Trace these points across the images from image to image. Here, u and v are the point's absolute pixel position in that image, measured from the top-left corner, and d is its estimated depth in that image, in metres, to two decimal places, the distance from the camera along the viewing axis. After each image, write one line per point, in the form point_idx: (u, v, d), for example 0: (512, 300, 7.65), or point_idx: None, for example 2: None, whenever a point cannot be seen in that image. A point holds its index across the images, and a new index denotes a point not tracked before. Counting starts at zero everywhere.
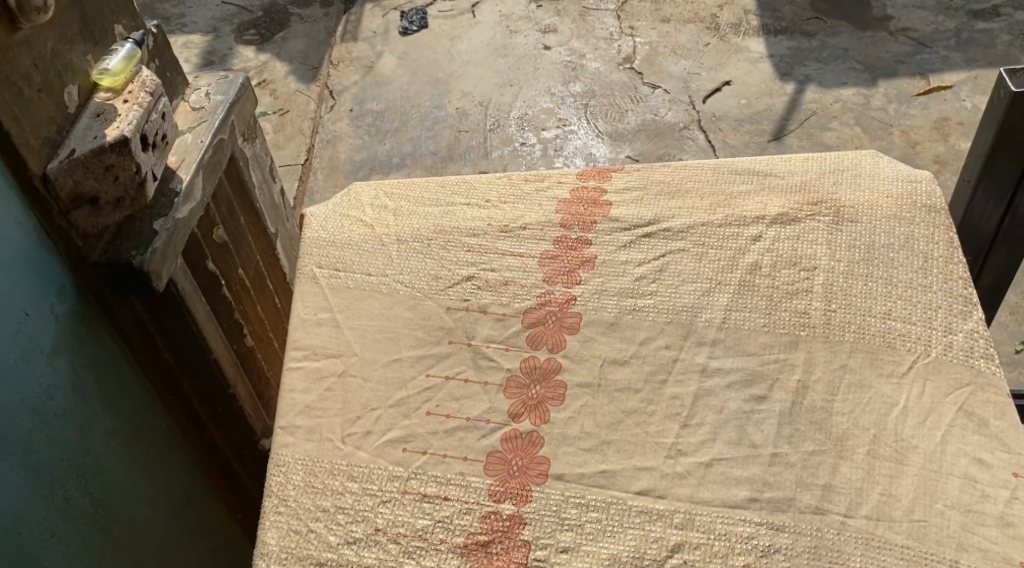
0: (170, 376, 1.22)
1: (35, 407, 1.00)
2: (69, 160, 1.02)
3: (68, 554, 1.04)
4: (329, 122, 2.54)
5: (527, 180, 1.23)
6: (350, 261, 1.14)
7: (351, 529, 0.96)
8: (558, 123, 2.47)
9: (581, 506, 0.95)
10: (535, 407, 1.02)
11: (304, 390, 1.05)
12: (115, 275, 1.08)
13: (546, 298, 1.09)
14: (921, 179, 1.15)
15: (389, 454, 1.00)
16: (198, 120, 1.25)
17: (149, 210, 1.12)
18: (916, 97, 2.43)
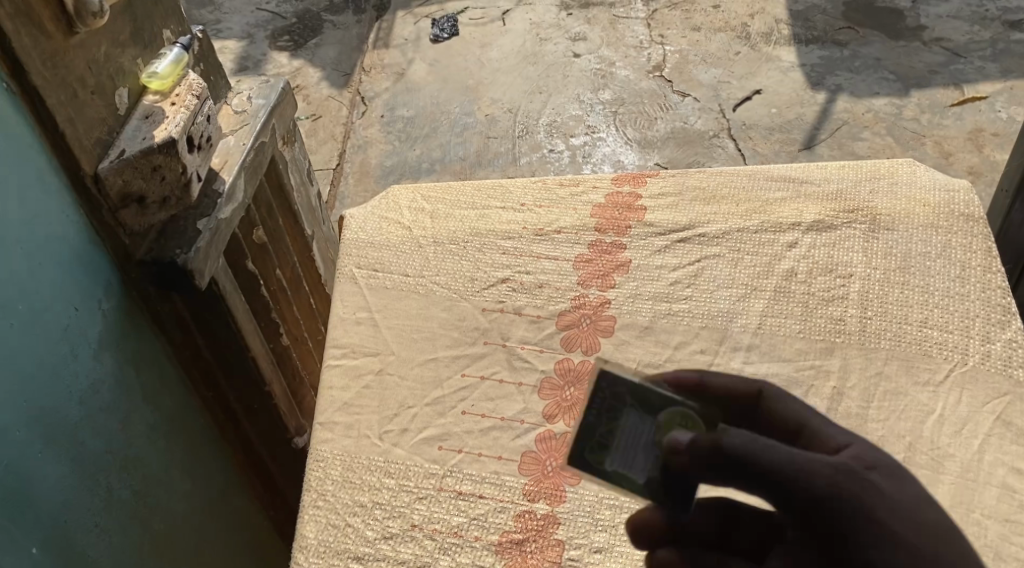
0: (209, 372, 1.24)
1: (82, 400, 1.02)
2: (119, 160, 1.04)
3: (111, 544, 1.06)
4: (361, 128, 2.57)
5: (562, 184, 1.24)
6: (388, 262, 1.16)
7: (388, 525, 0.97)
8: (588, 130, 2.48)
9: (615, 507, 0.96)
10: (569, 408, 1.03)
11: (342, 388, 1.06)
12: (160, 273, 1.10)
13: (581, 301, 1.10)
14: (958, 188, 1.15)
15: (425, 452, 1.01)
16: (241, 123, 1.27)
17: (193, 209, 1.14)
18: (950, 108, 2.42)
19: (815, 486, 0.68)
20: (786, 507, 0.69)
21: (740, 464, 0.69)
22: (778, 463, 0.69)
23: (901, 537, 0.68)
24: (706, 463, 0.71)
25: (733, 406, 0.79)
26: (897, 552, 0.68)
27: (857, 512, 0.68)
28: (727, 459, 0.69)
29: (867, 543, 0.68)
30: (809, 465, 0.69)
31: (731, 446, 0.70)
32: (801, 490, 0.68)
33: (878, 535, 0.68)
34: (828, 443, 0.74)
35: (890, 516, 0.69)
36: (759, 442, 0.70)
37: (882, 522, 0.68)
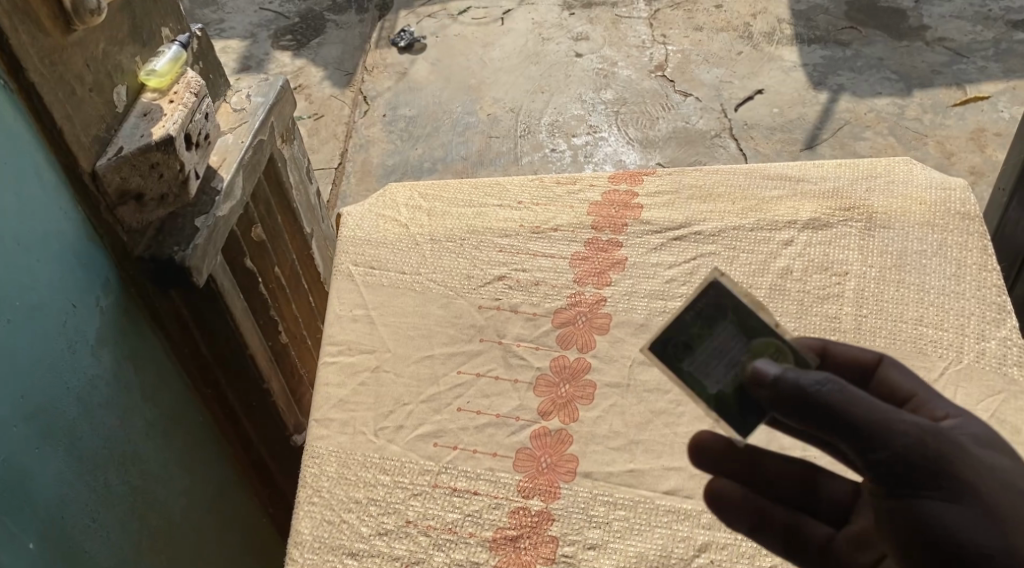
0: (207, 369, 1.25)
1: (80, 397, 1.03)
2: (117, 157, 1.05)
3: (109, 540, 1.06)
4: (363, 127, 2.58)
5: (559, 182, 1.24)
6: (384, 260, 1.16)
7: (383, 521, 0.97)
8: (589, 129, 2.49)
9: (609, 504, 0.96)
10: (564, 405, 1.03)
11: (339, 384, 1.07)
12: (158, 270, 1.11)
13: (576, 299, 1.11)
14: (954, 186, 1.15)
15: (420, 448, 1.01)
16: (240, 121, 1.28)
17: (190, 207, 1.14)
18: (952, 108, 2.42)
19: (905, 434, 0.71)
20: (849, 443, 0.72)
21: (827, 407, 0.72)
22: (856, 410, 0.71)
23: (979, 491, 0.70)
24: (797, 408, 0.73)
25: (855, 374, 0.84)
26: (956, 504, 0.70)
27: (933, 460, 0.70)
28: (820, 403, 0.72)
29: (949, 493, 0.70)
30: (897, 423, 0.71)
31: (827, 390, 0.72)
32: (880, 440, 0.71)
33: (955, 488, 0.70)
34: (934, 412, 0.78)
35: (971, 474, 0.71)
36: (857, 395, 0.72)
37: (952, 470, 0.70)
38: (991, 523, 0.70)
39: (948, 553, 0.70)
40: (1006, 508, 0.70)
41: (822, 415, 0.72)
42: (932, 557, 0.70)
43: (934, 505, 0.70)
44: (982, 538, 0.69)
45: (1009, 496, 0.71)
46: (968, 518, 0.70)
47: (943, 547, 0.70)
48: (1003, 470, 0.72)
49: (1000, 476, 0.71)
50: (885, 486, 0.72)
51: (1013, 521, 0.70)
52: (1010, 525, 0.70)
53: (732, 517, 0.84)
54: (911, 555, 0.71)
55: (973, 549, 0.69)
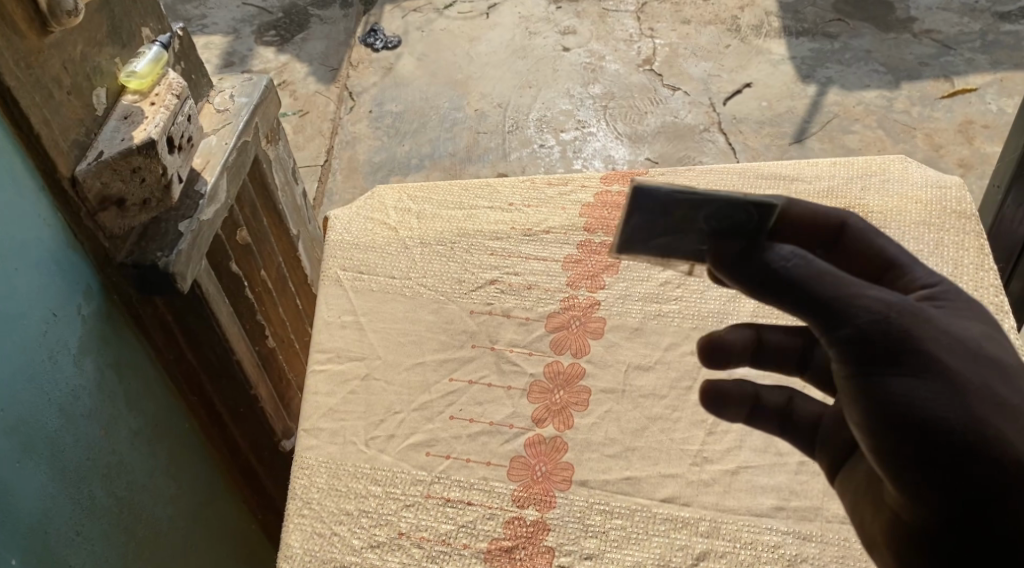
0: (193, 375, 1.22)
1: (62, 408, 1.00)
2: (98, 162, 1.02)
3: (94, 554, 1.04)
4: (349, 124, 2.55)
5: (550, 183, 1.22)
6: (373, 265, 1.14)
7: (375, 533, 0.95)
8: (577, 124, 2.46)
9: (606, 513, 0.94)
10: (559, 412, 1.01)
11: (328, 393, 1.04)
12: (141, 277, 1.07)
13: (570, 302, 1.09)
14: (950, 185, 1.13)
15: (412, 458, 0.99)
16: (222, 122, 1.24)
17: (173, 211, 1.11)
18: (940, 100, 2.41)
19: (872, 309, 0.69)
20: (817, 319, 0.70)
21: (790, 281, 0.70)
22: (821, 280, 0.69)
23: (946, 366, 0.69)
24: (759, 284, 0.71)
25: (815, 236, 0.81)
26: (923, 383, 0.68)
27: (899, 331, 0.69)
28: (782, 278, 0.70)
29: (918, 371, 0.68)
30: (860, 297, 0.69)
31: (791, 264, 0.70)
32: (845, 314, 0.69)
33: (928, 366, 0.68)
34: (912, 283, 0.76)
35: (940, 349, 0.69)
36: (817, 268, 0.70)
37: (918, 344, 0.69)
38: (959, 401, 0.68)
39: (918, 434, 0.68)
40: (973, 382, 0.69)
41: (783, 288, 0.70)
42: (901, 440, 0.68)
43: (902, 382, 0.68)
44: (951, 415, 0.68)
45: (979, 369, 0.69)
46: (940, 394, 0.68)
47: (912, 425, 0.68)
48: (972, 342, 0.71)
49: (967, 348, 0.70)
50: (851, 365, 0.70)
51: (979, 397, 0.68)
52: (977, 399, 0.68)
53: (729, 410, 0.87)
54: (879, 441, 0.70)
55: (941, 425, 0.68)
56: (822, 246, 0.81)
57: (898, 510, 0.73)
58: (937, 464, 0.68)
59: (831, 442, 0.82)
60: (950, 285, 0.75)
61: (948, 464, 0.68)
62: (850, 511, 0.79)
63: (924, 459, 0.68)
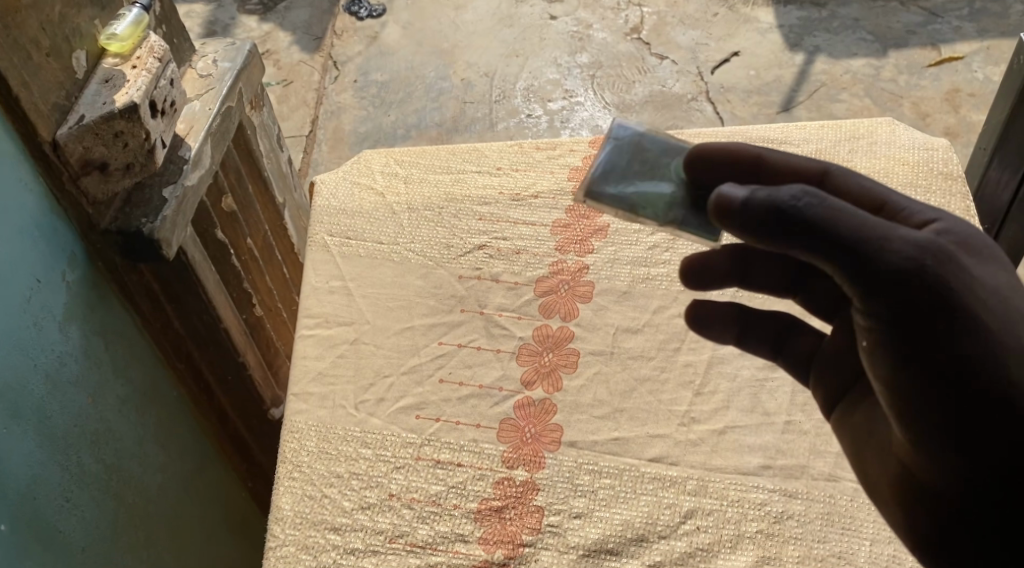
0: (180, 343, 1.23)
1: (47, 374, 1.00)
2: (79, 126, 1.00)
3: (85, 519, 1.04)
4: (334, 93, 2.53)
5: (538, 147, 1.22)
6: (360, 230, 1.14)
7: (365, 495, 0.95)
8: (565, 94, 2.45)
9: (595, 473, 0.94)
10: (547, 374, 1.01)
11: (317, 357, 1.04)
12: (126, 243, 1.07)
13: (558, 267, 1.09)
14: (937, 147, 1.13)
15: (402, 421, 0.99)
16: (206, 87, 1.22)
17: (158, 177, 1.10)
18: (927, 69, 2.41)
19: (901, 256, 0.69)
20: (845, 262, 0.70)
21: (809, 221, 0.70)
22: (843, 224, 0.69)
23: (979, 320, 0.71)
24: (769, 222, 0.71)
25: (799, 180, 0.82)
26: (958, 338, 0.70)
27: (934, 281, 0.69)
28: (802, 219, 0.70)
29: (952, 324, 0.70)
30: (888, 243, 0.69)
31: (806, 204, 0.70)
32: (878, 261, 0.69)
33: (960, 319, 0.70)
34: (908, 218, 0.75)
35: (972, 300, 0.70)
36: (841, 211, 0.70)
37: (959, 303, 0.70)
38: (991, 354, 0.71)
39: (950, 389, 0.71)
40: (1000, 334, 0.71)
41: (803, 227, 0.70)
42: (929, 397, 0.71)
43: (935, 338, 0.70)
44: (981, 371, 0.71)
45: (1006, 319, 0.72)
46: (969, 347, 0.70)
47: (942, 378, 0.70)
48: (997, 289, 0.72)
49: (995, 295, 0.72)
50: (883, 317, 0.71)
51: (1009, 352, 0.71)
52: (1008, 354, 0.71)
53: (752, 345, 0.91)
54: (903, 394, 0.72)
55: (971, 385, 0.71)
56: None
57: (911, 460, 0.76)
58: (965, 420, 0.71)
59: (828, 378, 0.86)
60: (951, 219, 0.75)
61: (973, 422, 0.71)
62: (848, 445, 0.83)
63: (957, 413, 0.71)
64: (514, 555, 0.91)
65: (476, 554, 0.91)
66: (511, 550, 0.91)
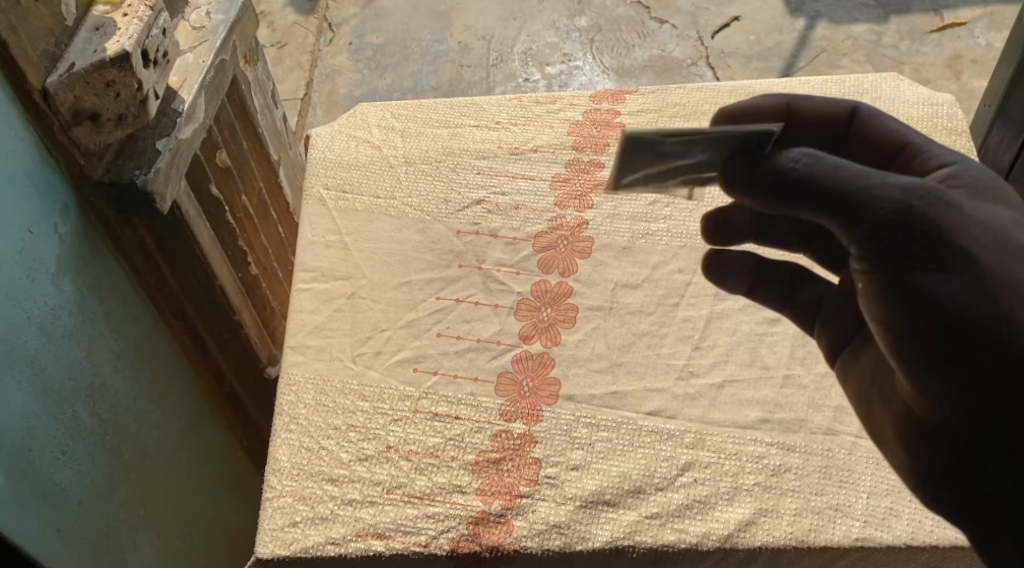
0: (175, 300, 1.22)
1: (41, 325, 0.99)
2: (69, 74, 0.99)
3: (80, 473, 1.04)
4: (328, 56, 2.50)
5: (538, 101, 1.21)
6: (357, 183, 1.13)
7: (363, 447, 0.95)
8: (563, 58, 2.41)
9: (592, 426, 0.94)
10: (546, 329, 1.01)
11: (314, 311, 1.04)
12: (119, 195, 1.05)
13: (558, 222, 1.08)
14: (942, 102, 1.12)
15: (400, 374, 0.99)
16: (199, 39, 1.20)
17: (151, 129, 1.08)
18: (929, 35, 2.39)
19: (889, 200, 0.71)
20: (834, 215, 0.72)
21: (807, 180, 0.73)
22: (837, 179, 0.72)
23: (969, 258, 0.71)
24: (771, 184, 0.75)
25: (828, 126, 0.86)
26: (944, 274, 0.71)
27: (918, 222, 0.71)
28: (798, 178, 0.73)
29: (941, 263, 0.71)
30: (875, 191, 0.71)
31: (803, 165, 0.73)
32: (864, 208, 0.71)
33: (949, 257, 0.71)
34: (929, 162, 0.81)
35: (963, 239, 0.71)
36: (832, 165, 0.73)
37: (947, 241, 0.71)
38: (982, 291, 0.71)
39: (942, 326, 0.71)
40: (994, 271, 0.71)
41: (794, 188, 0.73)
42: (923, 336, 0.72)
43: (924, 276, 0.71)
44: (972, 307, 0.70)
45: (1000, 255, 0.72)
46: (960, 284, 0.71)
47: (930, 318, 0.71)
48: (993, 228, 0.73)
49: (990, 235, 0.72)
50: (871, 262, 0.73)
51: (1003, 287, 0.71)
52: (999, 289, 0.71)
53: (760, 290, 0.94)
54: (899, 337, 0.73)
55: (962, 320, 0.71)
56: (833, 139, 0.87)
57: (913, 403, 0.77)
58: (959, 356, 0.71)
59: (833, 322, 0.88)
60: (969, 162, 0.80)
61: (965, 356, 0.71)
62: (862, 399, 0.85)
63: (951, 349, 0.71)
64: (511, 507, 0.91)
65: (473, 505, 0.91)
66: (508, 501, 0.91)
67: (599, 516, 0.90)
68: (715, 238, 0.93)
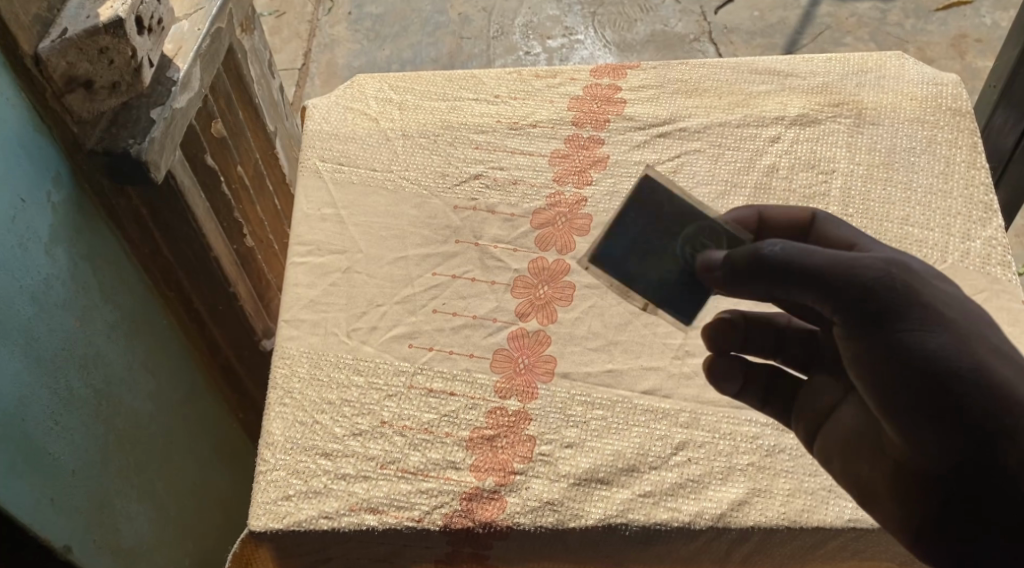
0: (169, 271, 1.21)
1: (34, 295, 0.99)
2: (62, 40, 0.98)
3: (74, 443, 1.04)
4: (327, 25, 2.47)
5: (538, 75, 1.19)
6: (354, 156, 1.12)
7: (357, 421, 0.94)
8: (565, 31, 2.37)
9: (587, 404, 0.94)
10: (542, 306, 1.00)
11: (308, 285, 1.03)
12: (113, 164, 1.04)
13: (556, 199, 1.07)
14: (947, 82, 1.11)
15: (395, 349, 0.98)
16: (194, 6, 1.18)
17: (145, 98, 1.06)
18: (934, 13, 2.36)
19: (867, 272, 0.74)
20: (816, 288, 0.75)
21: (784, 260, 0.76)
22: (818, 261, 0.75)
23: (944, 317, 0.74)
24: (753, 266, 0.77)
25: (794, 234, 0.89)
26: (925, 329, 0.73)
27: (896, 289, 0.74)
28: (776, 257, 0.76)
29: (921, 322, 0.73)
30: (854, 264, 0.75)
31: (780, 249, 0.76)
32: (844, 281, 0.74)
33: (927, 317, 0.73)
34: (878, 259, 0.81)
35: (937, 302, 0.74)
36: (810, 250, 0.76)
37: (923, 303, 0.74)
38: (962, 345, 0.73)
39: (931, 376, 0.72)
40: (969, 331, 0.74)
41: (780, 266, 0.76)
42: (911, 386, 0.73)
43: (909, 335, 0.73)
44: (956, 358, 0.72)
45: (970, 319, 0.75)
46: (943, 341, 0.73)
47: (917, 371, 0.72)
48: (960, 298, 0.76)
49: (958, 302, 0.75)
50: (856, 326, 0.75)
51: (978, 342, 0.73)
52: (976, 345, 0.73)
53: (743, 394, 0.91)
54: (890, 391, 0.74)
55: (949, 369, 0.72)
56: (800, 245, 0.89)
57: (904, 456, 0.76)
58: (949, 401, 0.71)
59: (810, 411, 0.86)
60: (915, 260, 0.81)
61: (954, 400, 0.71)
62: (841, 470, 0.82)
63: (940, 396, 0.72)
64: (505, 483, 0.90)
65: (466, 481, 0.91)
66: (502, 478, 0.91)
67: (592, 493, 0.89)
68: (715, 351, 0.91)
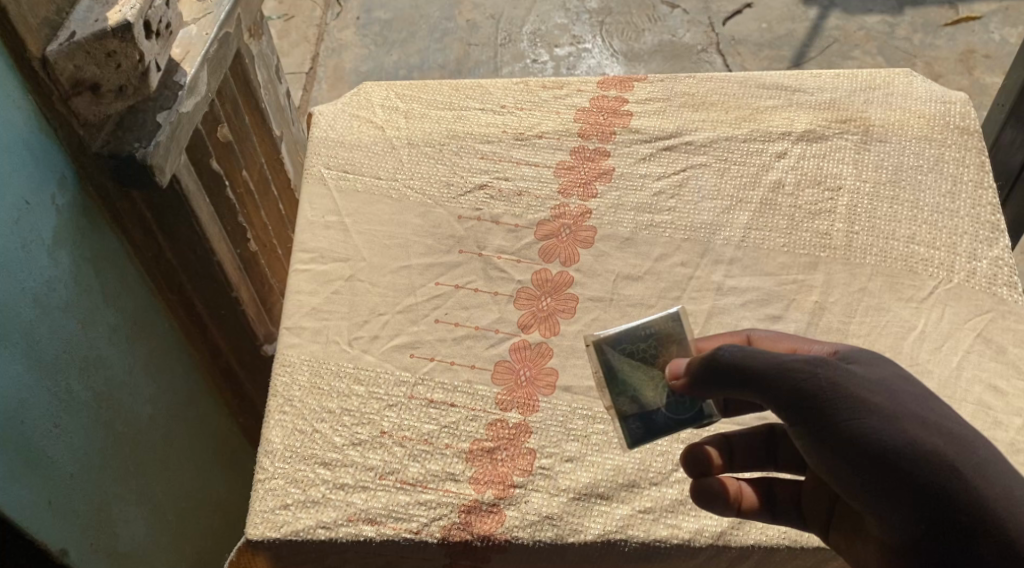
0: (171, 275, 1.21)
1: (36, 297, 0.98)
2: (70, 44, 0.97)
3: (74, 447, 1.03)
4: (335, 30, 2.47)
5: (545, 86, 1.19)
6: (359, 164, 1.11)
7: (356, 431, 0.94)
8: (572, 39, 2.37)
9: (589, 418, 0.93)
10: (545, 318, 1.00)
11: (311, 293, 1.03)
12: (117, 167, 1.03)
13: (561, 210, 1.07)
14: (956, 100, 1.10)
15: (396, 359, 0.98)
16: (203, 10, 1.18)
17: (151, 102, 1.06)
18: (942, 28, 2.36)
19: (803, 372, 0.76)
20: (761, 395, 0.76)
21: (731, 367, 0.77)
22: (762, 364, 0.76)
23: (876, 400, 0.75)
24: (708, 378, 0.78)
25: None
26: (859, 414, 0.74)
27: (827, 384, 0.75)
28: (726, 363, 0.77)
29: (854, 408, 0.75)
30: (786, 364, 0.76)
31: (728, 353, 0.77)
32: (782, 382, 0.76)
33: (859, 403, 0.75)
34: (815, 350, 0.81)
35: (863, 387, 0.75)
36: (753, 351, 0.77)
37: (853, 391, 0.75)
38: (895, 426, 0.74)
39: (873, 460, 0.74)
40: (902, 410, 0.75)
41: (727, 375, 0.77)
42: (860, 470, 0.74)
43: (848, 423, 0.74)
44: (890, 438, 0.74)
45: (899, 397, 0.76)
46: (879, 424, 0.74)
47: (861, 457, 0.74)
48: (888, 376, 0.77)
49: (887, 381, 0.77)
50: (798, 425, 0.76)
51: (909, 419, 0.75)
52: (906, 422, 0.74)
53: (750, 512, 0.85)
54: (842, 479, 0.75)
55: (885, 450, 0.73)
56: None
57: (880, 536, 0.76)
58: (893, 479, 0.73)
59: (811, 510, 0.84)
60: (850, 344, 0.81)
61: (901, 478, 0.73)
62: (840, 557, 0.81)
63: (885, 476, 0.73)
64: (504, 496, 0.90)
65: (466, 493, 0.90)
66: (502, 491, 0.90)
67: (592, 508, 0.89)
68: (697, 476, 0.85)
